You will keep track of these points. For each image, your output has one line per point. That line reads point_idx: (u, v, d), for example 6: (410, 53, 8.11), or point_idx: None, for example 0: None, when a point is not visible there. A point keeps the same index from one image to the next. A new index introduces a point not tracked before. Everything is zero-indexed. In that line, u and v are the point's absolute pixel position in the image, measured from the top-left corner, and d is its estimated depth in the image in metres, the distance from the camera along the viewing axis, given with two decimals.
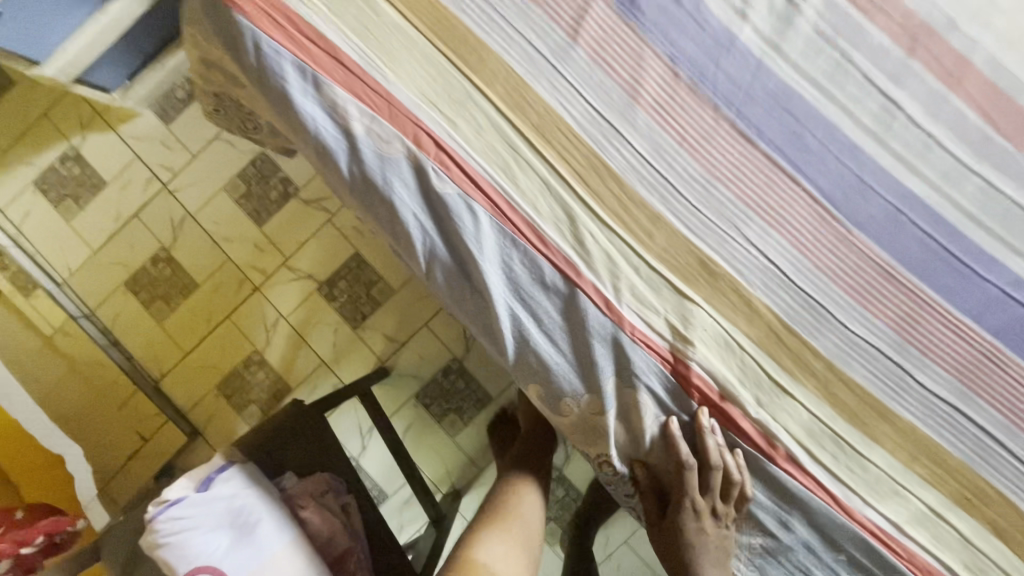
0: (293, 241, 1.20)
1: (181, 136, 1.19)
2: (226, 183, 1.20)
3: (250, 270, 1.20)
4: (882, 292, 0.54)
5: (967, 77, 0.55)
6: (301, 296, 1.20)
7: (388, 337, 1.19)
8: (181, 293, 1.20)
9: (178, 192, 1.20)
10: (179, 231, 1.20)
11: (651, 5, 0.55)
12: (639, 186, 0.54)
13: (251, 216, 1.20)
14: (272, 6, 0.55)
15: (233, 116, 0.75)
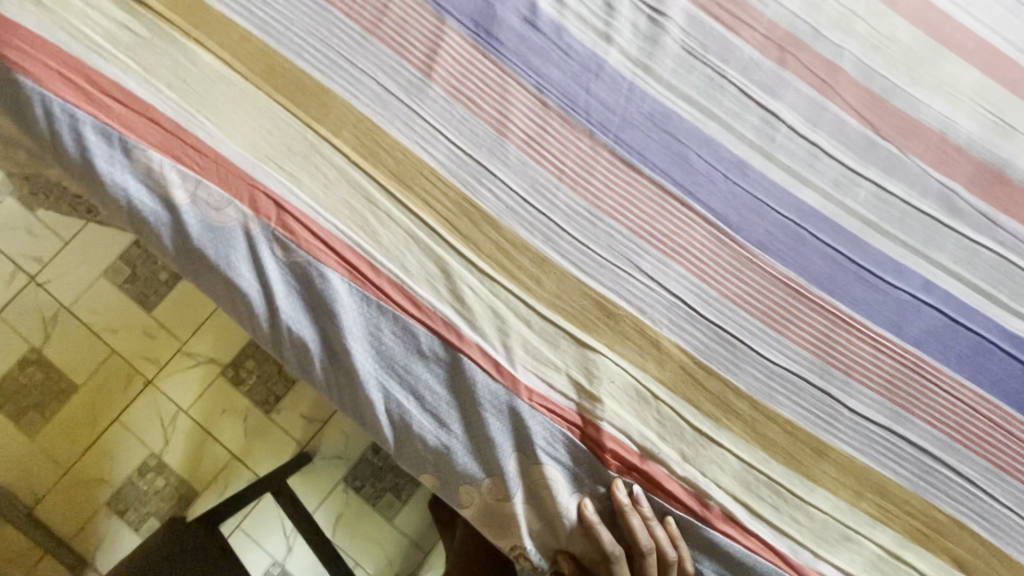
0: (189, 322, 1.00)
1: (48, 220, 0.98)
2: (108, 267, 0.98)
3: (140, 361, 0.98)
4: (794, 313, 0.49)
5: (838, 83, 0.54)
6: (202, 385, 0.98)
7: (307, 417, 1.00)
8: (55, 399, 0.96)
9: (50, 284, 0.97)
10: (52, 329, 0.97)
11: (510, 35, 0.51)
12: (519, 227, 0.48)
13: (137, 300, 0.98)
14: (64, 64, 0.46)
15: (59, 201, 0.64)
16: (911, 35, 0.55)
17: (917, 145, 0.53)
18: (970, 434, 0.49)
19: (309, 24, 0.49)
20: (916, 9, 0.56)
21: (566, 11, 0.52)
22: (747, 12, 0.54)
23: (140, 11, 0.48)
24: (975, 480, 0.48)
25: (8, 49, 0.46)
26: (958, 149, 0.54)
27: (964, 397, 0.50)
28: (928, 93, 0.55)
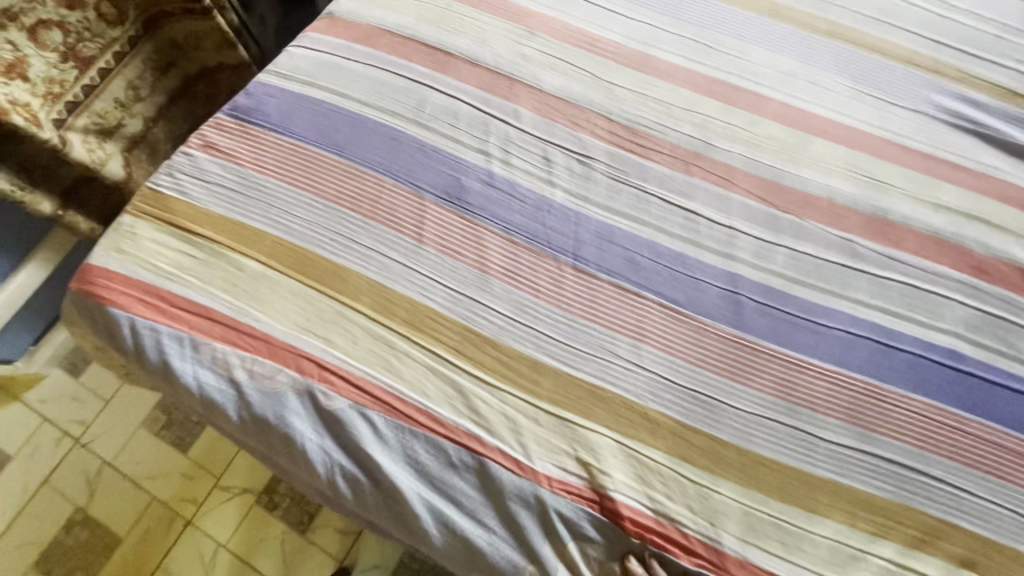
0: (221, 462, 1.30)
1: (96, 387, 1.36)
2: (146, 420, 1.33)
3: (180, 504, 1.27)
4: (752, 366, 0.58)
5: (736, 177, 0.68)
6: (239, 516, 1.26)
7: (341, 531, 1.24)
8: (105, 551, 1.24)
9: (91, 444, 1.31)
10: (95, 486, 1.28)
11: (476, 196, 0.66)
12: (512, 342, 0.59)
13: (173, 445, 1.31)
14: (142, 289, 0.60)
15: None
16: (783, 130, 0.71)
17: (813, 213, 0.66)
18: (937, 441, 0.56)
19: (323, 223, 0.64)
20: (781, 111, 0.72)
21: (513, 170, 0.68)
22: (652, 141, 0.70)
23: (194, 238, 0.63)
24: (953, 482, 0.54)
25: (101, 289, 0.61)
26: (846, 207, 0.67)
27: (921, 409, 0.57)
28: (810, 170, 0.69)
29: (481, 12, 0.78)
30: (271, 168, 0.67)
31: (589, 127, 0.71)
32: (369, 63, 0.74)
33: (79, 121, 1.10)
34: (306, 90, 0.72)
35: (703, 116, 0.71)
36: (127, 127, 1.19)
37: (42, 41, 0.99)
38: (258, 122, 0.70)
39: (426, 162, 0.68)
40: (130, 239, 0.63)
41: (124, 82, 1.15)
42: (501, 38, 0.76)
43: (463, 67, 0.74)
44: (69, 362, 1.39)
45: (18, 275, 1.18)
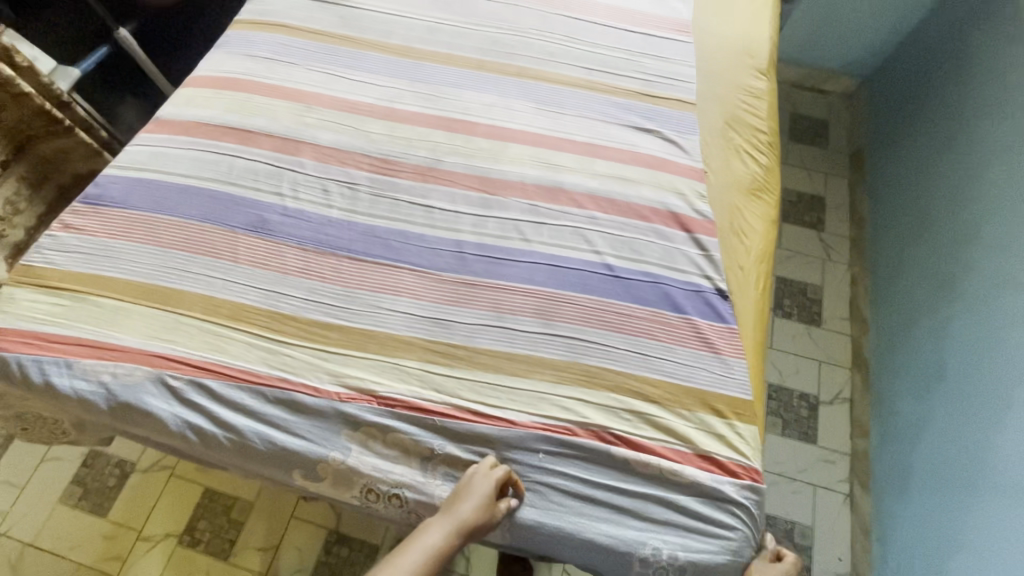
0: (141, 516, 1.43)
1: (9, 477, 1.46)
2: (63, 495, 1.45)
3: (106, 564, 1.38)
4: (473, 294, 0.87)
5: (458, 178, 0.99)
6: (164, 560, 1.38)
7: (261, 547, 1.39)
8: None
9: (11, 531, 1.41)
10: (19, 568, 1.37)
11: (275, 224, 0.93)
12: (307, 313, 0.85)
13: (93, 511, 1.43)
14: (24, 334, 0.82)
15: (39, 428, 0.97)
16: (489, 143, 1.03)
17: (511, 191, 0.98)
18: (592, 315, 0.85)
19: (162, 263, 0.88)
20: (487, 130, 1.04)
21: (302, 202, 0.95)
22: (400, 164, 1.00)
23: (63, 292, 0.85)
24: (602, 337, 0.83)
25: None
26: (533, 184, 0.99)
27: (582, 298, 0.87)
28: (509, 164, 1.00)
29: (272, 99, 1.08)
30: (118, 233, 0.91)
31: (356, 163, 1.00)
32: (189, 148, 1.01)
33: None
34: (141, 174, 0.98)
35: (434, 142, 1.02)
36: (10, 236, 1.39)
37: None
38: (105, 203, 0.94)
39: (237, 208, 0.94)
40: (10, 302, 0.85)
41: (3, 199, 1.37)
42: (287, 114, 1.06)
43: (260, 139, 1.02)
44: None
45: None
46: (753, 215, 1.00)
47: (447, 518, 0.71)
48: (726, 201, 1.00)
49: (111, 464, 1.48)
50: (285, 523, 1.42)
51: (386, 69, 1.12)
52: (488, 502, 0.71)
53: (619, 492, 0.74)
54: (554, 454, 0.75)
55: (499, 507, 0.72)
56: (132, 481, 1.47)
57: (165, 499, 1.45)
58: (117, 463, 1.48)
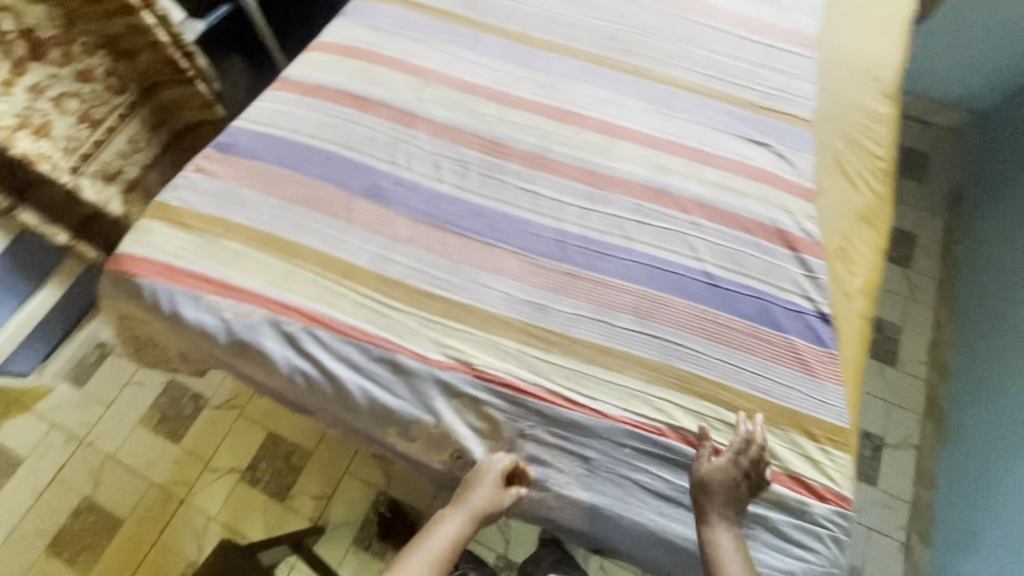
0: (210, 447, 1.53)
1: (98, 393, 1.59)
2: (143, 418, 1.56)
3: (174, 487, 1.48)
4: (572, 284, 0.88)
5: (566, 168, 1.00)
6: (226, 492, 1.48)
7: (315, 496, 1.47)
8: (107, 535, 1.44)
9: (95, 442, 1.54)
10: (100, 477, 1.50)
11: (387, 192, 0.96)
12: (414, 281, 0.88)
13: (168, 436, 1.54)
14: (158, 264, 0.89)
15: (151, 351, 1.06)
16: (598, 136, 1.03)
17: (617, 187, 0.98)
18: (690, 322, 0.85)
19: (282, 215, 0.94)
20: (597, 124, 1.05)
21: (414, 173, 0.99)
22: (510, 149, 1.02)
23: (195, 231, 0.92)
24: (698, 345, 0.83)
25: (131, 267, 0.89)
26: (640, 184, 0.98)
27: (680, 304, 0.86)
28: (616, 160, 1.01)
29: (392, 70, 1.11)
30: (245, 181, 0.97)
31: (468, 142, 1.02)
32: (312, 110, 1.06)
33: (91, 169, 1.40)
34: (268, 130, 1.03)
35: (545, 130, 1.04)
36: (126, 172, 1.50)
37: (64, 107, 1.29)
38: (234, 152, 1.00)
39: (354, 172, 0.98)
40: (147, 233, 0.92)
41: (126, 138, 1.47)
42: (406, 87, 1.09)
43: (379, 108, 1.06)
44: (74, 375, 1.61)
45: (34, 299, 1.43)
46: (861, 243, 0.97)
47: (461, 509, 0.77)
48: (836, 225, 0.97)
49: (187, 396, 1.59)
50: (339, 476, 1.49)
51: (502, 53, 1.14)
52: (499, 489, 0.77)
53: None
54: (642, 451, 0.77)
55: (508, 493, 0.77)
56: (204, 414, 1.58)
57: (232, 436, 1.54)
58: (193, 397, 1.59)
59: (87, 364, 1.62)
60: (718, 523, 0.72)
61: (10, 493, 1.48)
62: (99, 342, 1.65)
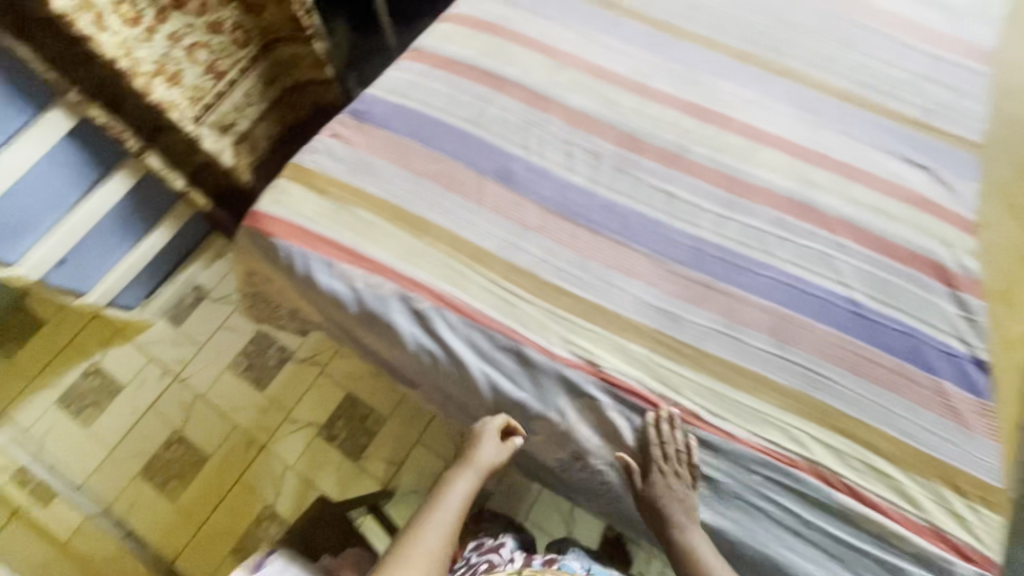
0: (292, 399, 1.59)
1: (193, 334, 1.67)
2: (231, 363, 1.64)
3: (257, 432, 1.56)
4: (706, 296, 0.84)
5: (704, 171, 0.95)
6: (304, 444, 1.54)
7: (388, 460, 1.51)
8: (193, 468, 1.53)
9: (188, 380, 1.62)
10: (190, 413, 1.59)
11: (518, 177, 0.94)
12: (543, 272, 0.86)
13: (254, 384, 1.61)
14: (293, 226, 0.90)
15: (265, 306, 1.10)
16: (741, 140, 0.97)
17: (758, 197, 0.93)
18: (830, 351, 0.81)
19: (414, 189, 0.93)
20: (740, 126, 0.99)
21: (546, 160, 0.96)
22: (647, 144, 0.97)
23: (329, 197, 0.92)
24: (837, 377, 0.79)
25: (268, 225, 0.90)
26: (783, 197, 0.93)
27: (820, 331, 0.82)
28: (759, 169, 0.95)
29: (526, 49, 1.07)
30: (378, 152, 0.96)
31: (603, 133, 0.98)
32: (445, 84, 1.04)
33: (209, 119, 1.42)
34: (401, 101, 1.02)
35: (684, 128, 0.99)
36: (239, 125, 1.52)
37: (195, 57, 1.31)
38: (368, 120, 1.00)
39: (485, 153, 0.96)
40: (283, 194, 0.93)
41: (242, 92, 1.49)
42: (540, 68, 1.05)
43: (512, 88, 1.03)
44: (172, 315, 1.70)
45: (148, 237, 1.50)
46: None
47: (468, 468, 0.86)
48: (1004, 264, 0.88)
49: (274, 348, 1.65)
50: (411, 444, 1.53)
51: (642, 40, 1.08)
52: (497, 443, 0.84)
53: (834, 540, 0.72)
54: (773, 480, 0.74)
55: (506, 445, 0.84)
56: (288, 367, 1.64)
57: (313, 391, 1.60)
58: (278, 349, 1.65)
59: (184, 306, 1.70)
60: (692, 523, 0.74)
61: (110, 416, 1.59)
62: (196, 286, 1.73)
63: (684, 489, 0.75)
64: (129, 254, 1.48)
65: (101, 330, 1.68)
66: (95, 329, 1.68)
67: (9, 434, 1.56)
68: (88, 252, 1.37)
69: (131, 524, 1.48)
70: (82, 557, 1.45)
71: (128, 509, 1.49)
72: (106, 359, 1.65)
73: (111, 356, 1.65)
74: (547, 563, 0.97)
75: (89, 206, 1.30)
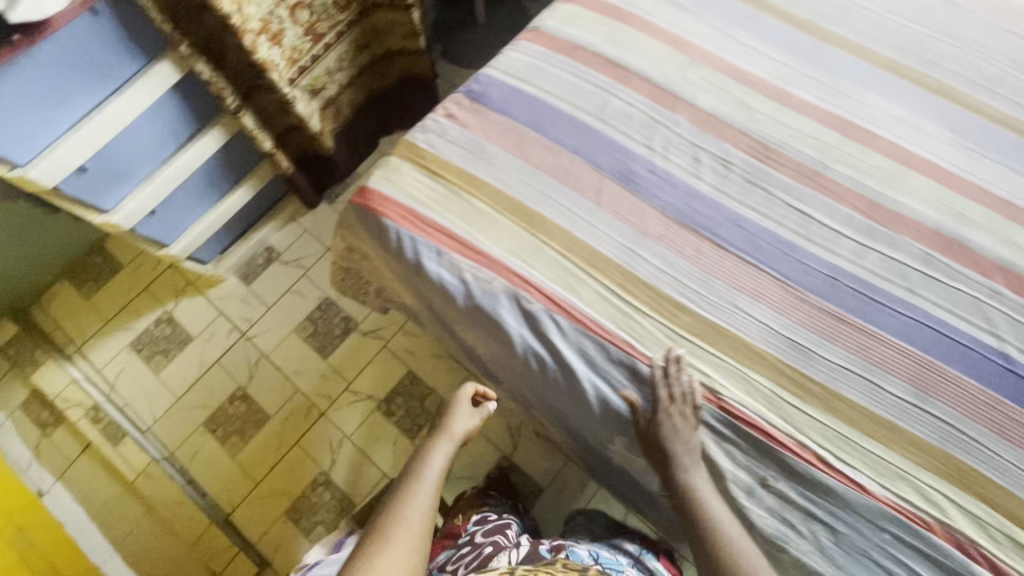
0: (354, 370, 1.60)
1: (262, 294, 1.69)
2: (297, 327, 1.65)
3: (318, 399, 1.58)
4: (839, 331, 0.78)
5: (844, 193, 0.87)
6: (362, 417, 1.55)
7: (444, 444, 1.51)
8: (253, 426, 1.56)
9: (254, 339, 1.64)
10: (254, 372, 1.61)
11: (641, 179, 0.89)
12: (662, 286, 0.82)
13: (318, 351, 1.62)
14: (404, 209, 0.87)
15: (354, 280, 1.08)
16: (888, 164, 0.89)
17: (904, 228, 0.85)
18: (977, 409, 0.74)
19: (531, 182, 0.88)
20: (887, 147, 0.90)
21: (671, 163, 0.90)
22: (782, 157, 0.90)
23: (442, 180, 0.89)
24: (983, 439, 0.72)
25: (377, 204, 0.87)
26: (932, 231, 0.84)
27: (966, 386, 0.75)
28: (906, 197, 0.87)
29: (654, 40, 1.00)
30: (494, 137, 0.92)
31: (734, 139, 0.91)
32: (566, 69, 0.98)
33: (302, 83, 1.40)
34: (519, 84, 0.96)
35: (824, 143, 0.91)
36: (328, 90, 1.50)
37: (297, 19, 1.28)
38: (485, 102, 0.95)
39: (606, 150, 0.91)
40: (395, 173, 0.90)
41: (335, 57, 1.46)
42: (669, 62, 0.98)
43: (637, 81, 0.96)
44: (243, 273, 1.72)
45: (232, 195, 1.49)
46: None
47: (445, 437, 0.99)
48: None
49: (339, 317, 1.65)
50: None
51: (782, 41, 1.00)
52: (468, 410, 1.03)
53: None
54: (901, 541, 0.69)
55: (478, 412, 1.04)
56: (352, 337, 1.64)
57: (374, 365, 1.61)
58: (343, 319, 1.65)
59: (256, 265, 1.72)
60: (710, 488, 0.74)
61: (177, 365, 1.63)
62: (267, 246, 1.74)
63: (801, 540, 0.71)
64: (212, 210, 1.48)
65: (174, 280, 1.70)
66: (168, 278, 1.71)
67: (84, 371, 1.62)
68: (176, 206, 1.38)
69: (193, 472, 1.52)
70: (146, 497, 1.50)
71: (191, 458, 1.54)
72: (178, 309, 1.68)
73: (181, 306, 1.68)
74: (555, 549, 0.98)
75: (186, 157, 1.28)
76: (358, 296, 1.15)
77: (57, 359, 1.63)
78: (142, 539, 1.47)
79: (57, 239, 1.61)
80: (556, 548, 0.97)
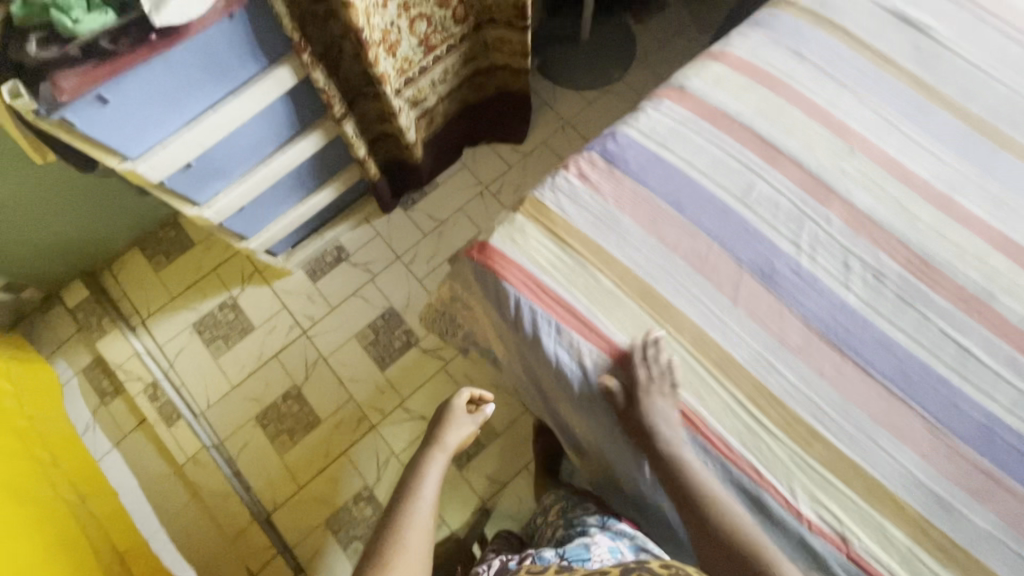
0: (409, 386, 1.57)
1: (327, 294, 1.67)
2: (358, 333, 1.62)
3: (370, 410, 1.56)
4: (993, 493, 0.71)
5: (1011, 330, 0.79)
6: (412, 436, 1.53)
7: (493, 479, 1.47)
8: (303, 428, 1.55)
9: (314, 339, 1.63)
10: (310, 372, 1.60)
11: (782, 278, 0.82)
12: (797, 406, 0.75)
13: (377, 361, 1.60)
14: (526, 275, 0.81)
15: (446, 320, 1.05)
16: None
17: None
18: None
19: (664, 265, 0.82)
20: None
21: (817, 265, 0.83)
22: (942, 277, 0.82)
23: (568, 249, 0.83)
24: None
25: (498, 265, 0.82)
26: None
27: None
28: None
29: (810, 119, 0.92)
30: (628, 209, 0.86)
31: (889, 248, 0.84)
32: (712, 140, 0.91)
33: (406, 93, 1.35)
34: (659, 150, 0.90)
35: (992, 268, 0.82)
36: (428, 101, 1.45)
37: (414, 29, 1.23)
38: (621, 166, 0.88)
39: (748, 240, 0.84)
40: (519, 233, 0.84)
41: (441, 69, 1.40)
42: (825, 148, 0.90)
43: (789, 165, 0.89)
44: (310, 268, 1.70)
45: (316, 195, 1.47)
46: None
47: (438, 451, 0.90)
48: None
49: (401, 329, 1.63)
50: (519, 466, 1.48)
51: (952, 141, 0.91)
52: (462, 418, 0.95)
53: None
54: None
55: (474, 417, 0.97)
56: (411, 352, 1.61)
57: (430, 385, 1.58)
58: (405, 332, 1.63)
59: (325, 262, 1.70)
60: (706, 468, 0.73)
61: (236, 353, 1.62)
62: (337, 244, 1.71)
63: None
64: (294, 207, 1.46)
65: (242, 265, 1.70)
66: (237, 263, 1.70)
67: (147, 344, 1.63)
68: (264, 202, 1.36)
69: (241, 464, 1.52)
70: (193, 483, 1.51)
71: (240, 449, 1.54)
72: (243, 296, 1.67)
73: (246, 293, 1.67)
74: (522, 558, 0.86)
75: (283, 160, 1.24)
76: (444, 334, 1.11)
77: (121, 328, 1.64)
78: (184, 522, 1.48)
79: (135, 209, 1.61)
80: (524, 557, 0.86)
